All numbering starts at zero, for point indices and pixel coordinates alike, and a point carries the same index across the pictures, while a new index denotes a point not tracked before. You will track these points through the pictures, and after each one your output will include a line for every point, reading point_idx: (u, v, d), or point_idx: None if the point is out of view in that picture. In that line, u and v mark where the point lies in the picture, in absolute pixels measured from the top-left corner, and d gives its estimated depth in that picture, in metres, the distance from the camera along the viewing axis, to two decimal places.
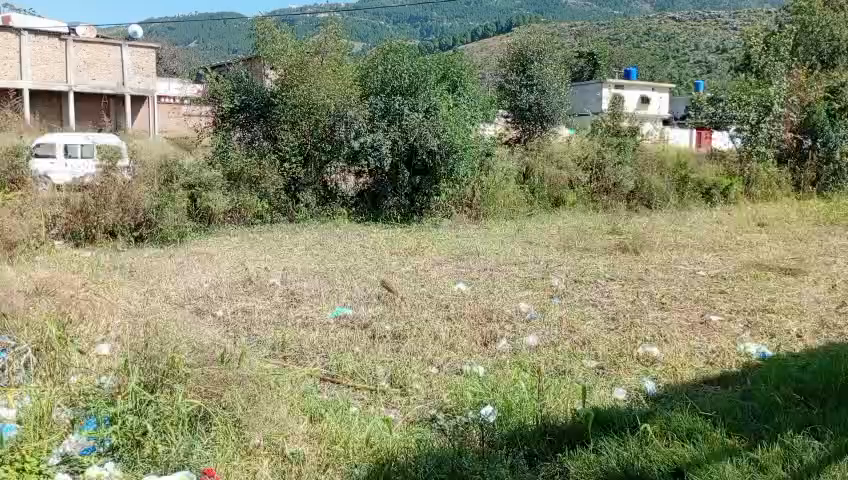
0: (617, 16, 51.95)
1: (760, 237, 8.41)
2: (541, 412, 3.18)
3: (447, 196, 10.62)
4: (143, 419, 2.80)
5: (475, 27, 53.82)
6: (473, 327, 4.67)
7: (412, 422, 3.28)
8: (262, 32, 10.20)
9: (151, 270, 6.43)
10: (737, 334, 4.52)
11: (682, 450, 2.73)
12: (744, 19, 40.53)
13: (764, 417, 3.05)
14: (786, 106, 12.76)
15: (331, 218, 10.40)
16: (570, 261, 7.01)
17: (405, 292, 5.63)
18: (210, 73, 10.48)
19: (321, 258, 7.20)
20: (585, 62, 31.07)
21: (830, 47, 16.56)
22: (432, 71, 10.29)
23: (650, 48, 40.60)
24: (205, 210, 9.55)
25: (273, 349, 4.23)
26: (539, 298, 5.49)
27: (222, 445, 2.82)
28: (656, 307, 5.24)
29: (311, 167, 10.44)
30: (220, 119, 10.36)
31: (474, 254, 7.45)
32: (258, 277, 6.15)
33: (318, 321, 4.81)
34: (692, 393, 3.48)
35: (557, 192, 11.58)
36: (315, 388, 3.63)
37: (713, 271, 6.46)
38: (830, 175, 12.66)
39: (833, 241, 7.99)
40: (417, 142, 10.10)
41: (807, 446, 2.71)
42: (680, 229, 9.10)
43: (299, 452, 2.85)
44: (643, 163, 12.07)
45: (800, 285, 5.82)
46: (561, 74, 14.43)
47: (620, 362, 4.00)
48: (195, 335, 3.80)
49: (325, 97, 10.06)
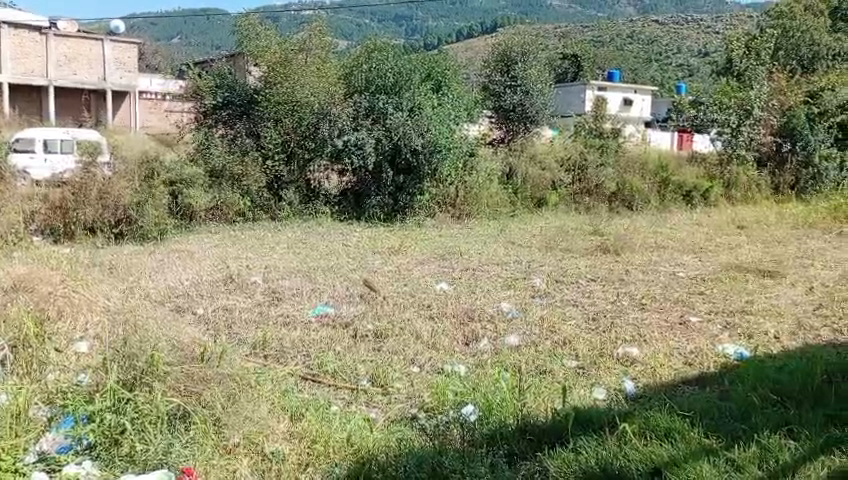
0: (601, 19, 52.41)
1: (739, 239, 8.52)
2: (521, 412, 3.20)
3: (430, 196, 10.63)
4: (122, 417, 2.78)
5: (460, 27, 53.98)
6: (455, 327, 4.68)
7: (392, 421, 3.28)
8: (245, 29, 10.14)
9: (132, 268, 6.38)
10: (715, 335, 4.58)
11: (660, 450, 2.75)
12: (727, 23, 41.01)
13: (742, 417, 3.09)
14: (766, 109, 12.89)
15: (313, 217, 10.32)
16: (552, 261, 7.05)
17: (387, 291, 5.64)
18: (193, 70, 10.49)
19: (303, 257, 7.17)
20: (569, 63, 31.29)
21: (810, 52, 16.65)
22: (417, 70, 10.32)
23: (634, 51, 40.97)
24: (186, 207, 9.49)
25: (254, 348, 4.21)
26: (521, 298, 5.52)
27: (201, 443, 2.79)
28: (636, 307, 5.29)
29: (294, 164, 10.40)
30: (202, 115, 10.28)
31: (457, 253, 7.48)
32: (240, 275, 6.11)
33: (300, 320, 4.80)
34: (671, 394, 3.52)
35: (540, 193, 11.64)
36: (295, 387, 3.62)
37: (693, 273, 6.53)
38: (809, 179, 12.75)
39: (810, 244, 8.12)
40: (401, 141, 10.09)
41: (783, 446, 2.74)
42: (661, 230, 9.18)
43: (279, 452, 2.85)
44: (625, 165, 12.15)
45: (778, 287, 5.90)
46: (544, 76, 14.55)
47: (600, 362, 4.03)
48: (174, 332, 3.78)
49: (309, 94, 9.99)
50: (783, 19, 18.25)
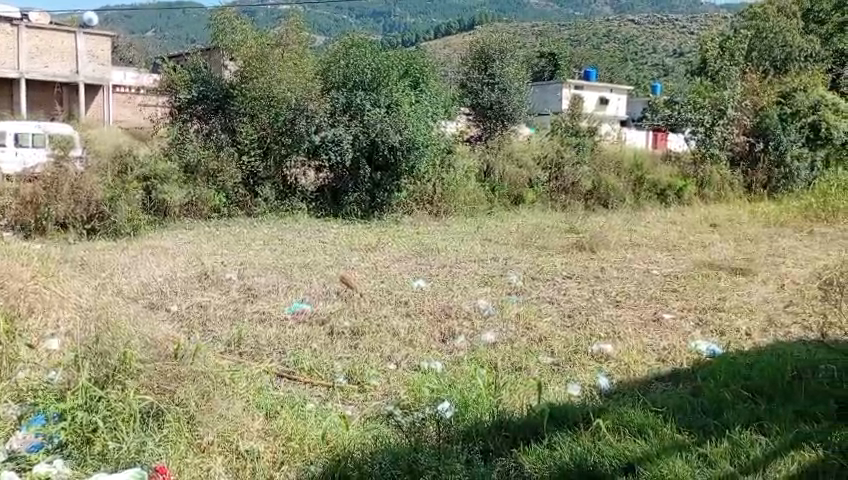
0: (577, 17, 52.77)
1: (712, 237, 8.64)
2: (497, 408, 3.21)
3: (407, 193, 10.64)
4: (94, 415, 2.75)
5: (438, 24, 53.95)
6: (431, 324, 4.69)
7: (368, 418, 3.27)
8: (222, 22, 10.10)
9: (104, 264, 6.29)
10: (688, 332, 4.64)
11: (634, 446, 2.79)
12: (701, 24, 41.47)
13: (713, 412, 3.13)
14: (739, 109, 13.03)
15: (289, 213, 10.25)
16: (528, 259, 7.09)
17: (364, 288, 5.63)
18: (167, 64, 10.36)
19: (279, 254, 7.12)
20: (546, 61, 31.45)
21: (782, 53, 16.86)
22: (395, 66, 10.26)
23: (610, 50, 41.30)
24: (160, 202, 9.40)
25: (229, 345, 4.18)
26: (497, 295, 5.53)
27: (174, 441, 2.77)
28: (611, 304, 5.34)
29: (270, 160, 10.33)
30: (176, 110, 10.23)
31: (434, 250, 7.48)
32: (214, 271, 6.06)
33: (275, 317, 4.77)
34: (644, 390, 3.56)
35: (517, 190, 11.67)
36: (271, 384, 3.60)
37: (666, 270, 6.61)
38: (781, 178, 12.88)
39: (781, 242, 8.25)
40: (378, 137, 10.07)
41: (753, 441, 2.79)
42: (635, 228, 9.27)
43: (254, 450, 2.82)
44: (600, 163, 12.26)
45: (749, 284, 6.00)
46: (522, 74, 14.60)
47: (576, 358, 4.07)
48: (147, 329, 3.74)
49: (285, 90, 9.92)
50: (756, 20, 18.45)
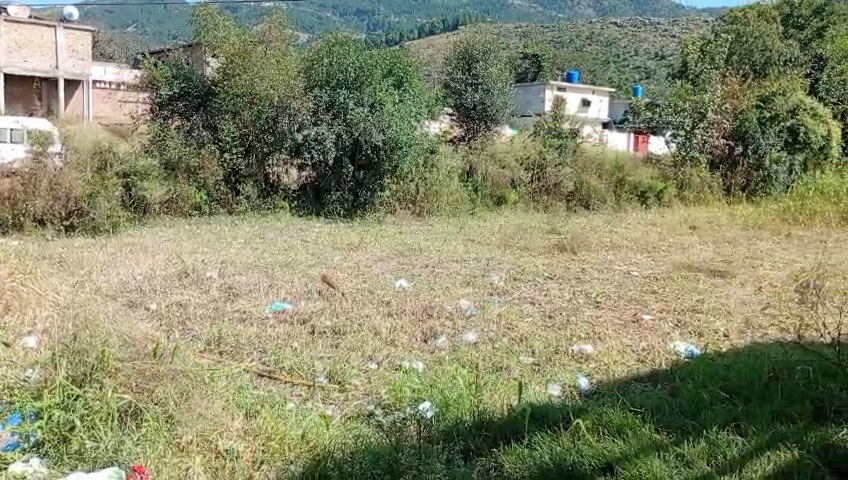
0: (560, 19, 53.07)
1: (691, 239, 8.72)
2: (478, 408, 3.23)
3: (390, 193, 10.61)
4: (71, 414, 2.73)
5: (422, 24, 53.97)
6: (413, 324, 4.69)
7: (349, 418, 3.27)
8: (203, 19, 10.00)
9: (82, 262, 6.22)
10: (666, 332, 4.69)
11: (613, 446, 2.81)
12: (683, 27, 41.85)
13: (691, 413, 3.17)
14: (719, 113, 13.16)
15: (271, 211, 10.22)
16: (510, 259, 7.12)
17: (346, 287, 5.62)
18: (148, 60, 10.30)
19: (260, 252, 7.08)
20: (529, 63, 31.58)
21: (762, 57, 16.89)
22: (378, 66, 10.23)
23: (592, 53, 41.59)
24: (140, 199, 9.31)
25: (208, 344, 4.16)
26: (479, 295, 5.55)
27: (152, 441, 2.75)
28: (591, 305, 5.38)
29: (252, 158, 10.31)
30: (157, 106, 10.16)
31: (417, 250, 7.48)
32: (195, 270, 6.01)
33: (256, 316, 4.74)
34: (624, 390, 3.60)
35: (499, 191, 11.71)
36: (251, 383, 3.59)
37: (646, 271, 6.67)
38: (759, 181, 13.06)
39: (760, 245, 8.36)
40: (362, 136, 10.05)
41: (730, 441, 2.83)
42: (616, 230, 9.33)
43: (234, 449, 2.81)
44: (582, 165, 12.36)
45: (728, 286, 6.06)
46: (505, 75, 14.61)
47: (556, 358, 4.10)
48: (126, 328, 3.70)
49: (268, 87, 9.87)
50: (737, 24, 18.62)
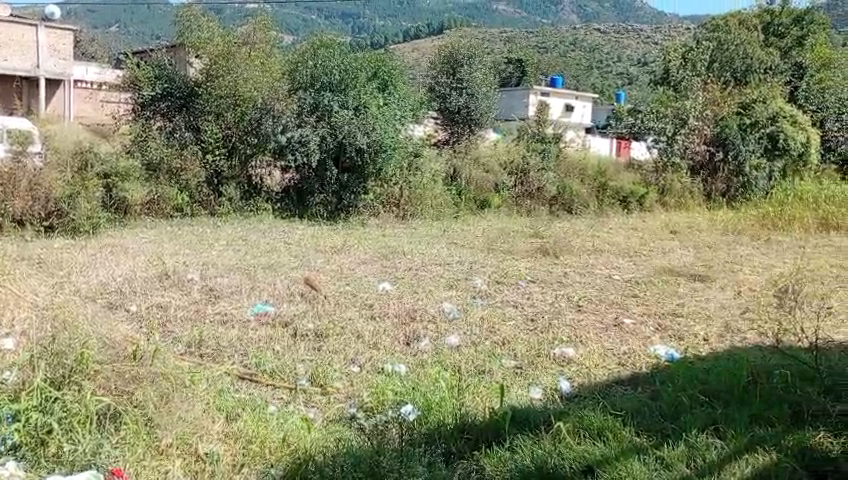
0: (545, 24, 53.35)
1: (672, 244, 8.81)
2: (459, 411, 3.23)
3: (374, 195, 10.61)
4: (49, 417, 2.69)
5: (407, 27, 54.04)
6: (396, 326, 4.70)
7: (331, 421, 3.26)
8: (187, 19, 9.93)
9: (62, 263, 6.15)
10: (647, 336, 4.73)
11: (593, 449, 2.83)
12: (665, 34, 42.25)
13: (670, 416, 3.19)
14: (700, 119, 13.30)
15: (254, 213, 10.18)
16: (493, 262, 7.15)
17: (328, 290, 5.61)
18: (131, 60, 10.22)
19: (242, 255, 7.03)
20: (513, 68, 31.73)
21: (743, 64, 16.76)
22: (363, 68, 10.23)
23: (576, 58, 41.87)
24: (121, 200, 9.23)
25: (189, 347, 4.13)
26: (462, 298, 5.57)
27: (131, 444, 2.73)
28: (573, 308, 5.41)
29: (235, 159, 10.27)
30: (140, 106, 10.06)
31: (400, 253, 7.48)
32: (175, 271, 5.97)
33: (237, 318, 4.72)
34: (604, 393, 3.62)
35: (482, 195, 11.74)
36: (232, 386, 3.57)
37: (627, 276, 6.72)
38: (739, 187, 13.22)
39: (740, 250, 8.45)
40: (346, 139, 10.04)
41: (710, 444, 2.85)
42: (599, 234, 9.39)
43: (214, 452, 2.79)
44: (565, 170, 12.47)
45: (708, 291, 6.13)
46: (489, 79, 14.67)
47: (538, 362, 4.12)
48: (106, 330, 3.66)
49: (252, 89, 9.89)
50: (718, 31, 18.84)
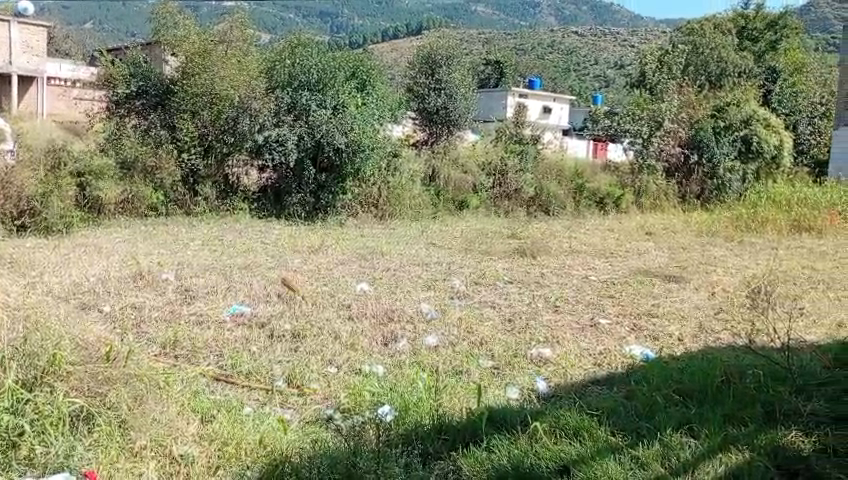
0: (523, 26, 53.65)
1: (647, 245, 8.91)
2: (437, 411, 3.23)
3: (353, 195, 10.59)
4: (21, 418, 2.65)
5: (385, 27, 53.97)
6: (374, 327, 4.69)
7: (308, 422, 3.24)
8: (163, 17, 9.89)
9: (33, 262, 6.04)
10: (622, 336, 4.78)
11: (569, 448, 2.85)
12: (642, 38, 42.81)
13: (645, 416, 3.22)
14: (676, 122, 13.48)
15: (230, 213, 10.14)
16: (471, 263, 7.18)
17: (306, 290, 5.58)
18: (106, 57, 10.08)
19: (218, 255, 6.98)
20: (492, 69, 31.91)
21: (717, 68, 17.41)
22: (341, 68, 10.23)
23: (553, 60, 42.23)
24: (95, 199, 9.19)
25: (164, 347, 4.09)
26: (439, 299, 5.58)
27: (104, 446, 2.71)
28: (550, 309, 5.44)
29: (211, 158, 10.16)
30: (114, 104, 9.97)
31: (378, 254, 7.46)
32: (150, 271, 5.90)
33: (213, 319, 4.67)
34: (580, 393, 3.64)
35: (461, 196, 11.76)
36: (207, 388, 3.54)
37: (603, 276, 6.78)
38: (714, 189, 13.32)
39: (713, 251, 8.58)
40: (324, 138, 9.99)
41: (683, 444, 2.89)
42: (576, 235, 9.45)
43: (188, 454, 2.76)
44: (543, 172, 12.52)
45: (683, 291, 6.20)
46: (468, 81, 14.69)
47: (515, 362, 4.13)
48: (79, 331, 3.59)
49: (228, 87, 9.76)
50: (694, 35, 19.18)
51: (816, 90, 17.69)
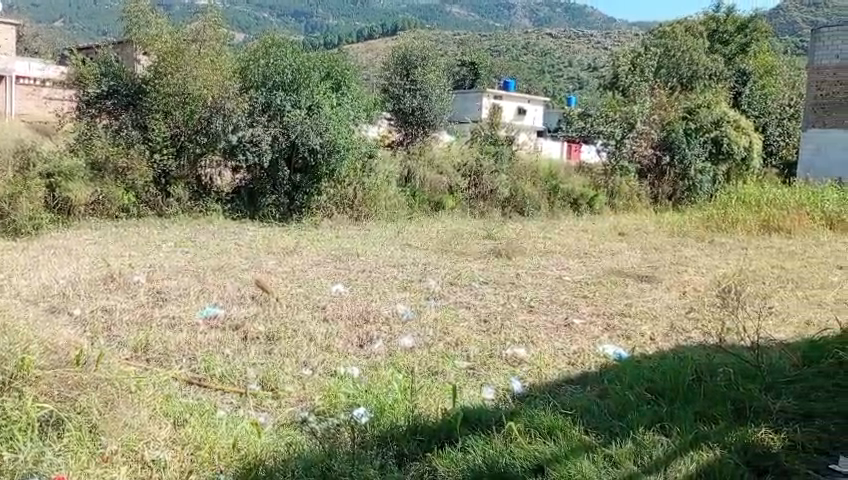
0: (498, 28, 53.97)
1: (620, 245, 8.99)
2: (412, 412, 3.23)
3: (328, 196, 10.52)
4: None
5: (361, 27, 53.83)
6: (349, 329, 4.68)
7: (282, 425, 3.22)
8: (134, 16, 9.70)
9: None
10: (596, 336, 4.82)
11: (543, 448, 2.87)
12: (616, 40, 43.25)
13: (618, 414, 3.26)
14: (647, 124, 13.55)
15: (203, 214, 10.03)
16: (446, 264, 7.19)
17: (281, 292, 5.54)
18: (76, 56, 9.94)
19: (190, 256, 6.91)
20: (467, 70, 32.07)
21: (689, 70, 17.69)
22: (316, 68, 10.17)
23: (528, 62, 42.49)
24: (65, 200, 9.09)
25: (135, 351, 4.04)
26: (415, 300, 5.58)
27: (75, 451, 2.65)
28: (524, 309, 5.47)
29: (183, 159, 10.08)
30: (84, 104, 9.78)
31: (353, 255, 7.44)
32: (121, 273, 5.82)
33: (185, 321, 4.63)
34: (554, 393, 3.66)
35: (436, 196, 11.77)
36: (179, 391, 3.51)
37: (577, 276, 6.85)
38: (685, 190, 13.53)
39: (686, 251, 8.70)
40: (299, 139, 9.96)
41: (655, 442, 2.93)
42: (550, 236, 9.49)
43: (161, 459, 2.73)
44: (518, 172, 12.56)
45: (655, 291, 6.27)
46: (443, 82, 14.69)
47: (490, 363, 4.15)
48: (48, 334, 3.55)
49: (201, 87, 9.66)
50: (666, 38, 19.51)
51: (785, 92, 18.03)
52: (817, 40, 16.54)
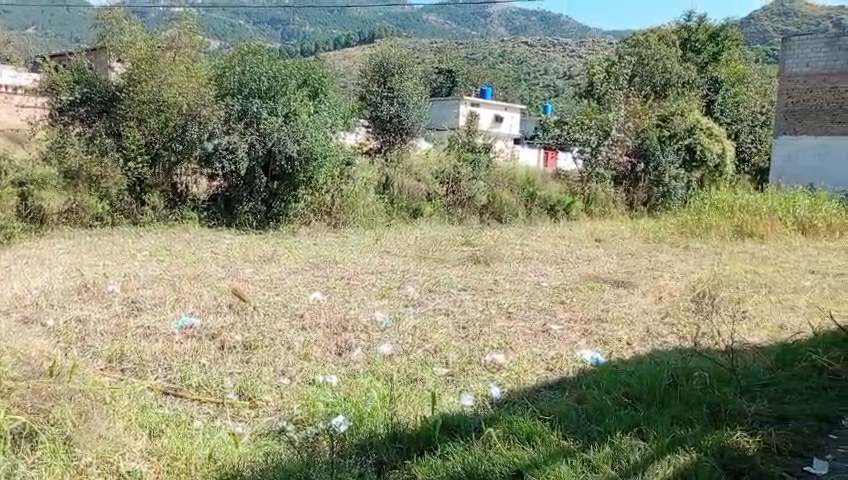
0: (474, 35, 54.35)
1: (596, 251, 9.08)
2: (391, 420, 3.23)
3: (305, 204, 10.52)
4: None
5: (337, 35, 53.86)
6: (327, 337, 4.66)
7: (260, 434, 3.19)
8: (109, 22, 9.69)
9: None
10: (574, 341, 4.85)
11: (523, 453, 2.88)
12: (591, 48, 43.75)
13: (596, 418, 3.28)
14: (622, 131, 13.69)
15: (178, 222, 9.97)
16: (424, 270, 7.20)
17: (258, 300, 5.51)
18: (49, 63, 9.83)
19: (166, 265, 6.84)
20: (444, 78, 32.22)
21: (662, 79, 17.92)
22: (292, 76, 10.16)
23: (504, 70, 42.83)
24: (37, 209, 9.06)
25: (109, 361, 3.99)
26: (393, 307, 5.57)
27: (48, 464, 2.60)
28: (503, 316, 5.49)
29: (158, 168, 10.02)
30: (57, 112, 9.65)
31: (332, 263, 7.43)
32: (95, 283, 5.75)
33: (161, 331, 4.57)
34: (532, 399, 3.68)
35: (414, 203, 11.76)
36: (156, 402, 3.47)
37: (554, 282, 6.89)
38: (659, 196, 13.73)
39: (660, 256, 8.82)
40: (275, 147, 9.88)
41: (633, 446, 2.95)
42: (527, 243, 9.53)
43: (136, 470, 2.68)
44: (495, 179, 12.64)
45: (630, 296, 6.34)
46: (420, 89, 14.75)
47: (468, 370, 4.15)
48: (19, 345, 3.51)
49: (176, 94, 9.52)
50: (639, 46, 19.77)
51: (756, 99, 18.34)
52: (787, 49, 16.83)
